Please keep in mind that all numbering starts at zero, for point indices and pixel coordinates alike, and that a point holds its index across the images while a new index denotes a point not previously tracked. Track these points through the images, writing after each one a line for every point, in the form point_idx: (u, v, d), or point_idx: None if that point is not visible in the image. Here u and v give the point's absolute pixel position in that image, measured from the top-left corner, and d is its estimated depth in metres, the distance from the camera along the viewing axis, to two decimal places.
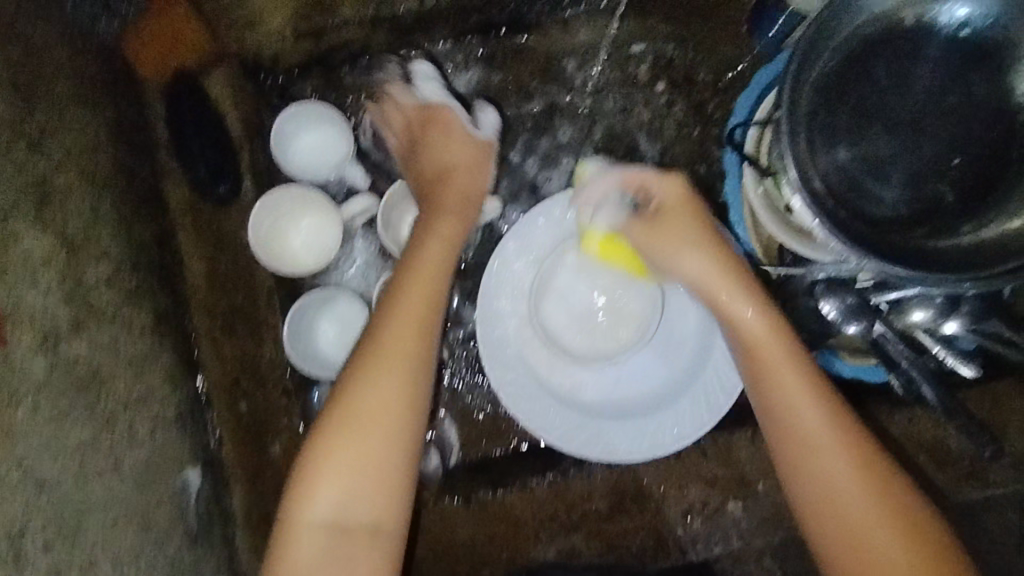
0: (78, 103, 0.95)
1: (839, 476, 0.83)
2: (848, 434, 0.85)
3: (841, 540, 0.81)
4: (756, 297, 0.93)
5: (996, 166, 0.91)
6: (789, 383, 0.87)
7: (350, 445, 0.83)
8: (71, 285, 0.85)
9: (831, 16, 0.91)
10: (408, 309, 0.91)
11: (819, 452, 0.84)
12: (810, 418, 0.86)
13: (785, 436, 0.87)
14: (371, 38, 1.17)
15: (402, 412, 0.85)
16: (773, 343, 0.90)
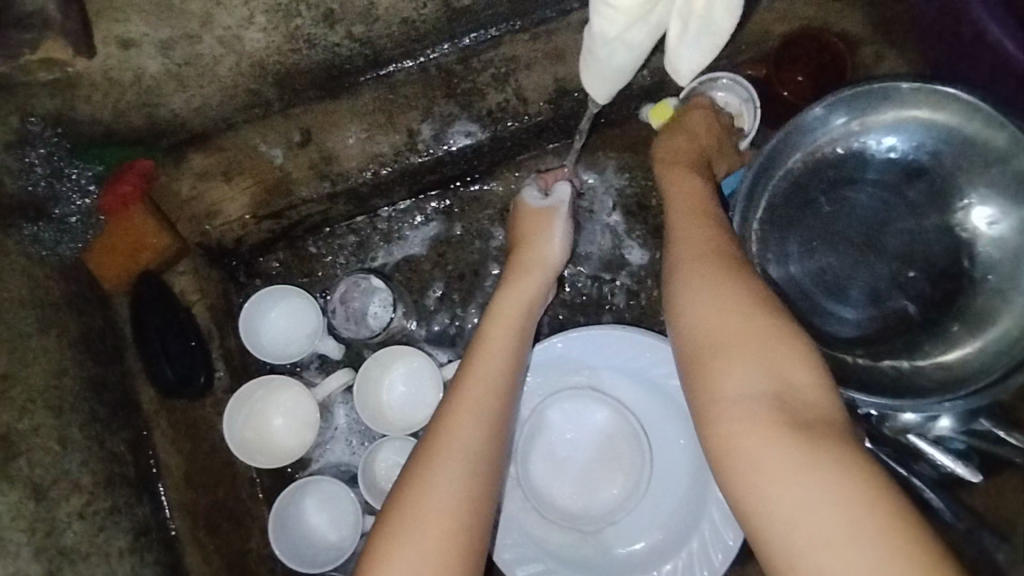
0: (39, 334, 0.94)
1: (766, 384, 0.70)
2: (779, 344, 0.72)
3: (773, 446, 0.65)
4: (726, 287, 0.77)
5: (952, 279, 0.92)
6: (740, 383, 0.71)
7: (434, 491, 0.76)
8: (41, 536, 0.83)
9: (770, 157, 0.96)
10: (464, 397, 0.85)
11: (745, 358, 0.72)
12: (732, 333, 0.74)
13: (709, 352, 0.74)
14: (330, 210, 1.21)
15: (459, 511, 0.76)
16: (704, 255, 0.82)
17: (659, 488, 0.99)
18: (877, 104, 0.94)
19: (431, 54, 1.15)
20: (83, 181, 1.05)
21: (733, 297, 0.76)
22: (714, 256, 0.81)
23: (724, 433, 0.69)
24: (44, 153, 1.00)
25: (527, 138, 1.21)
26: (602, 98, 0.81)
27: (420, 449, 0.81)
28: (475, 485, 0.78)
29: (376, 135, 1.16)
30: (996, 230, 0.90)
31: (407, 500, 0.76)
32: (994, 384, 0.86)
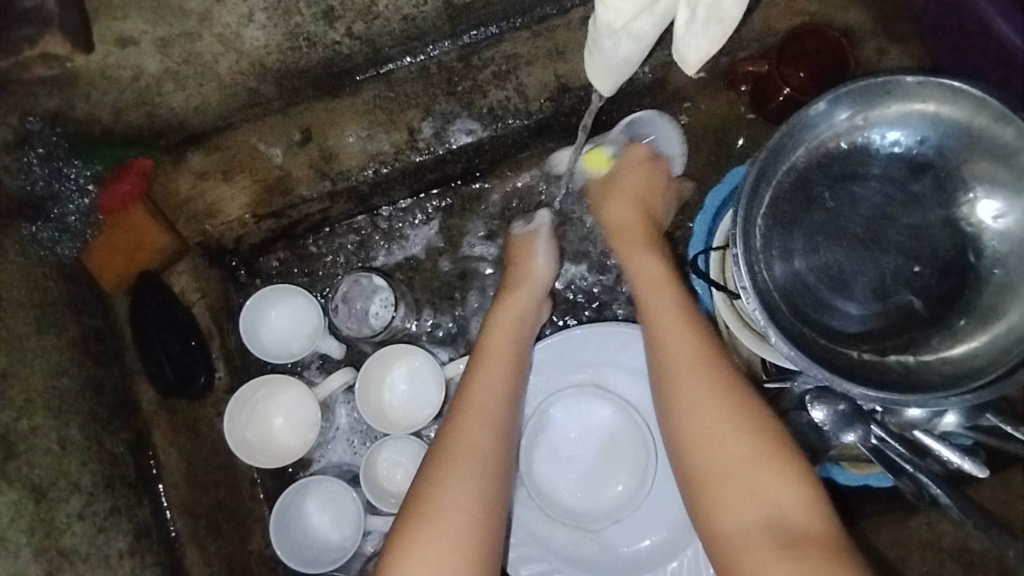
0: (39, 334, 0.94)
1: (762, 493, 0.81)
2: (768, 455, 0.83)
3: (775, 558, 0.77)
4: (713, 375, 0.89)
5: (957, 274, 0.92)
6: (733, 480, 0.83)
7: (453, 496, 0.82)
8: (41, 537, 0.82)
9: (773, 151, 0.95)
10: (479, 404, 0.90)
11: (739, 472, 0.83)
12: (727, 446, 0.84)
13: (705, 463, 0.85)
14: (331, 208, 1.20)
15: (476, 513, 0.82)
16: (695, 370, 0.90)
17: (664, 487, 0.99)
18: (880, 99, 0.92)
19: (431, 51, 1.15)
20: (80, 180, 1.04)
21: (727, 415, 0.86)
22: (710, 366, 0.90)
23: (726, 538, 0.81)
24: (42, 153, 0.99)
25: (528, 136, 1.20)
26: (608, 90, 0.83)
27: (436, 452, 0.87)
28: (491, 488, 0.85)
29: (376, 133, 1.15)
30: (1002, 223, 0.88)
31: (427, 505, 0.82)
32: (1000, 378, 0.85)
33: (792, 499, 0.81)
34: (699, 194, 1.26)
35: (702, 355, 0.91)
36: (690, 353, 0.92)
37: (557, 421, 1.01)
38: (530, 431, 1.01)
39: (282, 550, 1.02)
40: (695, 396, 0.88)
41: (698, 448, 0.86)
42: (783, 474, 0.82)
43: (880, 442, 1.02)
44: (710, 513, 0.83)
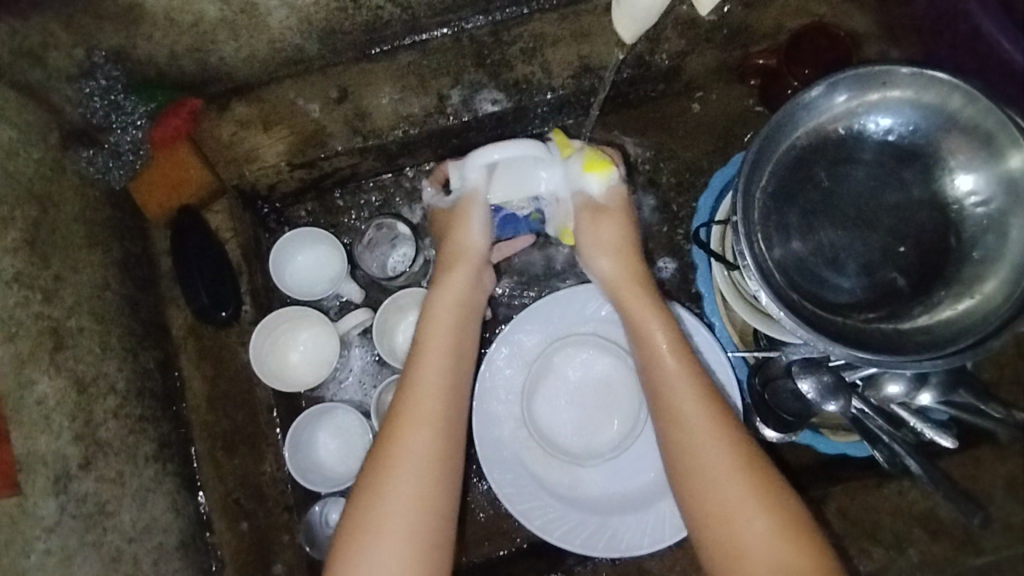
0: (88, 248, 1.02)
1: (745, 516, 0.81)
2: (756, 479, 0.83)
3: (760, 526, 0.80)
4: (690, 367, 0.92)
5: (939, 253, 0.99)
6: (712, 456, 0.85)
7: (393, 503, 0.83)
8: (80, 425, 0.90)
9: (774, 128, 1.01)
10: (422, 385, 0.91)
11: (724, 491, 0.83)
12: (725, 478, 0.83)
13: (693, 487, 0.85)
14: (359, 165, 1.25)
15: (420, 490, 0.84)
16: (689, 404, 0.89)
17: (651, 436, 1.09)
18: (876, 85, 0.99)
19: (465, 25, 1.22)
20: (135, 114, 1.11)
21: (721, 446, 0.85)
22: (702, 397, 0.90)
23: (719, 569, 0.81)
24: (104, 85, 1.07)
25: (549, 111, 1.27)
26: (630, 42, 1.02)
27: (372, 460, 0.87)
28: (436, 486, 0.85)
29: (408, 98, 1.20)
30: (983, 211, 0.96)
31: (369, 512, 0.83)
32: (971, 346, 0.93)
33: (775, 522, 0.80)
34: (704, 178, 1.34)
35: (696, 389, 0.90)
36: (687, 387, 0.91)
37: (559, 370, 1.10)
38: (533, 377, 1.10)
39: (293, 466, 1.10)
40: (691, 417, 0.88)
41: (688, 472, 0.86)
42: (770, 496, 0.82)
43: (861, 414, 1.09)
44: (702, 541, 0.83)
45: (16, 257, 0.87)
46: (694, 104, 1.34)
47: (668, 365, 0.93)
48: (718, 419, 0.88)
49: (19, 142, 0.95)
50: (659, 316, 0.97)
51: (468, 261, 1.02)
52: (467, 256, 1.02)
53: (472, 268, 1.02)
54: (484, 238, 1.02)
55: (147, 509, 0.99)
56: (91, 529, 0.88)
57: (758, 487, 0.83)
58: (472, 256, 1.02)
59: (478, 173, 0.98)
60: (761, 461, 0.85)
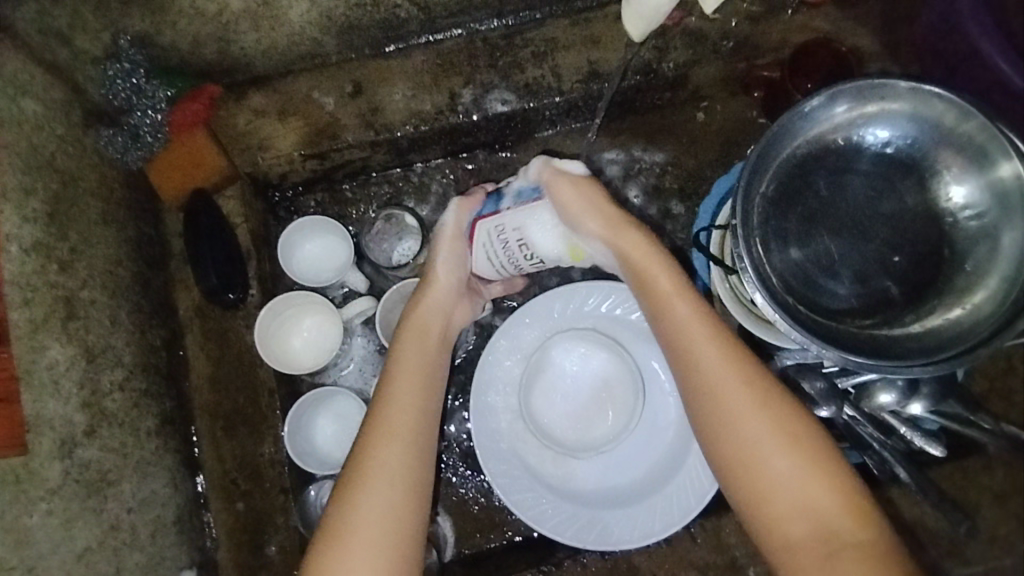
0: (104, 226, 1.05)
1: (770, 458, 0.78)
2: (780, 418, 0.80)
3: (789, 467, 0.78)
4: (697, 308, 0.88)
5: (932, 263, 1.02)
6: (735, 399, 0.81)
7: (361, 523, 0.80)
8: (87, 394, 0.94)
9: (774, 136, 1.04)
10: (393, 406, 0.88)
11: (749, 435, 0.80)
12: (750, 423, 0.80)
13: (717, 431, 0.82)
14: (370, 158, 1.27)
15: (394, 511, 0.82)
16: (700, 347, 0.85)
17: (644, 432, 1.12)
18: (874, 98, 1.02)
19: (478, 27, 1.25)
20: (156, 99, 1.13)
21: (739, 388, 0.81)
22: (713, 339, 0.85)
23: (750, 511, 0.79)
24: (126, 68, 1.10)
25: (558, 114, 1.30)
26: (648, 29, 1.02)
27: (344, 479, 0.84)
28: (406, 509, 0.82)
29: (421, 95, 1.22)
30: (976, 223, 0.99)
31: (338, 531, 0.80)
32: (962, 353, 0.95)
33: (801, 460, 0.78)
34: (706, 185, 1.36)
35: (706, 332, 0.85)
36: (698, 330, 0.86)
37: (557, 364, 1.13)
38: (531, 371, 1.13)
39: (291, 449, 1.11)
40: (709, 360, 0.84)
41: (711, 417, 0.82)
42: (795, 433, 0.79)
43: (852, 420, 1.10)
44: (729, 487, 0.81)
45: (36, 228, 0.91)
46: (699, 113, 1.37)
47: (678, 310, 0.88)
48: (730, 361, 0.83)
49: (45, 119, 0.99)
50: (661, 263, 0.92)
51: (434, 291, 1.01)
52: (435, 286, 1.01)
53: (440, 297, 1.01)
54: (450, 265, 1.03)
55: (147, 481, 1.02)
56: (92, 495, 0.91)
57: (783, 427, 0.80)
58: (442, 287, 1.01)
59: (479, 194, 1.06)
60: (783, 398, 0.81)
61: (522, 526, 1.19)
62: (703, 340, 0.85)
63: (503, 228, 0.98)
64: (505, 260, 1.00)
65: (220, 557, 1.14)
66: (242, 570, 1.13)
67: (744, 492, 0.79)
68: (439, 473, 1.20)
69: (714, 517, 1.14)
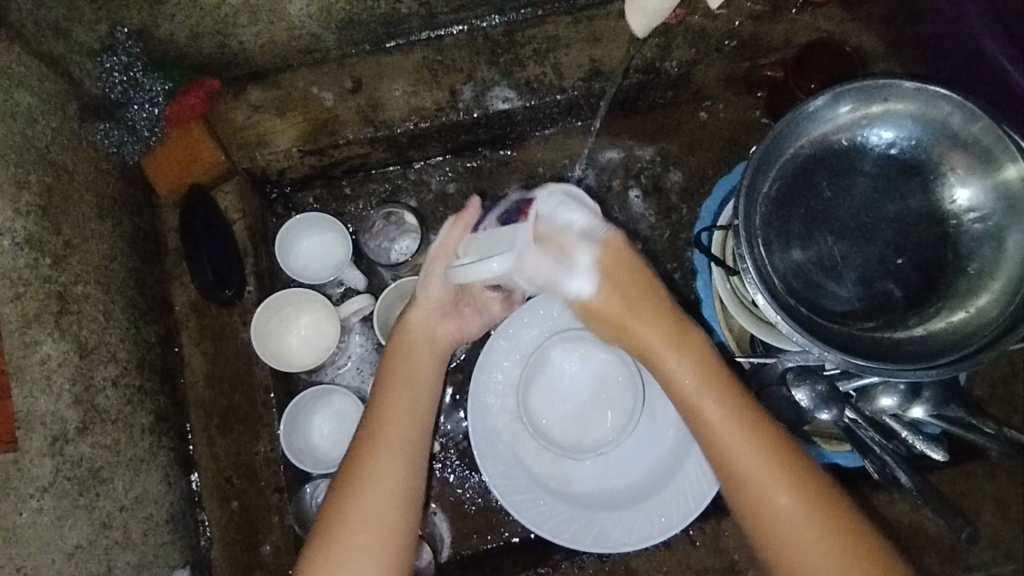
0: (99, 221, 1.04)
1: (821, 569, 0.78)
2: (828, 520, 0.79)
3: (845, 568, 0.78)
4: (732, 407, 0.83)
5: (935, 267, 1.00)
6: (785, 505, 0.79)
7: (349, 530, 0.82)
8: (80, 390, 0.93)
9: (776, 137, 1.02)
10: (387, 412, 0.89)
11: (802, 542, 0.78)
12: (805, 531, 0.79)
13: (769, 535, 0.80)
14: (369, 154, 1.25)
15: (381, 517, 0.83)
16: (740, 447, 0.82)
17: (643, 434, 1.11)
18: (879, 98, 1.01)
19: (480, 23, 1.23)
20: (153, 92, 1.13)
21: (787, 493, 0.80)
22: (754, 435, 0.82)
23: None
24: (124, 61, 1.09)
25: (560, 112, 1.28)
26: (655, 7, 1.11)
27: (341, 480, 0.86)
28: (394, 517, 0.84)
29: (421, 91, 1.21)
30: (981, 226, 0.98)
31: (331, 541, 0.82)
32: (964, 358, 0.94)
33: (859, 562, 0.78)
34: (708, 186, 1.34)
35: (734, 423, 0.82)
36: (726, 418, 0.83)
37: (558, 365, 1.12)
38: (529, 371, 1.12)
39: (288, 447, 1.10)
40: (747, 463, 0.81)
41: (759, 518, 0.81)
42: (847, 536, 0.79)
43: (854, 424, 1.04)
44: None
45: (29, 222, 0.90)
46: (701, 112, 1.35)
47: (710, 414, 0.83)
48: (776, 461, 0.81)
49: (40, 112, 0.97)
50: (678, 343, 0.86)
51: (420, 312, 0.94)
52: (424, 299, 0.93)
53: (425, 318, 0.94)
54: (437, 286, 0.92)
55: (140, 479, 1.01)
56: (84, 493, 0.90)
57: (833, 533, 0.79)
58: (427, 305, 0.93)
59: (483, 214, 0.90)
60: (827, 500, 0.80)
61: (520, 527, 1.18)
62: (744, 444, 0.81)
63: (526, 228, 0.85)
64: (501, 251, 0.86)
65: (213, 556, 1.12)
66: (237, 570, 1.12)
67: None
68: (436, 474, 1.19)
69: (714, 519, 1.13)
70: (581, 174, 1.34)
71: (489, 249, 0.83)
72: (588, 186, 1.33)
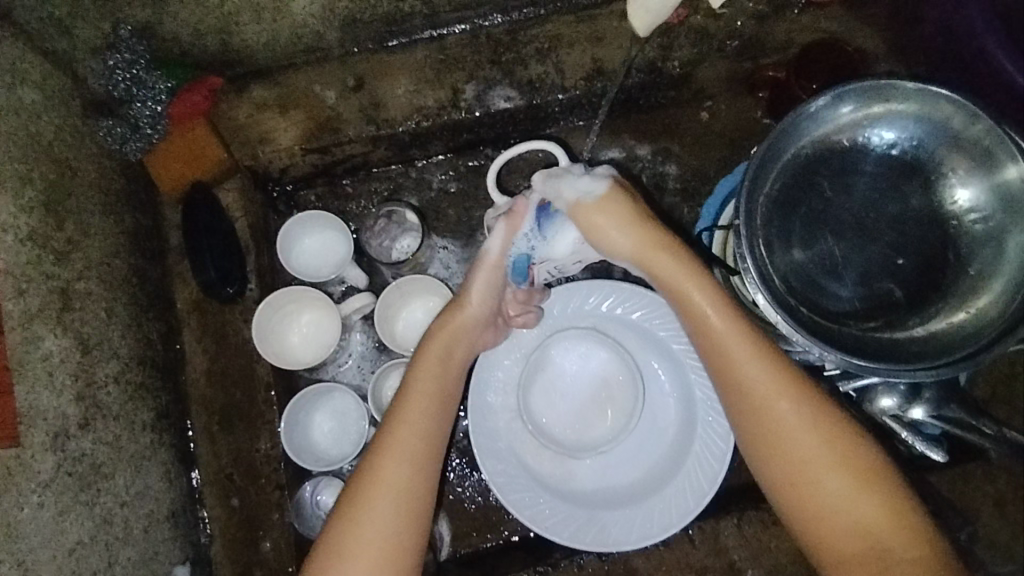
0: (102, 217, 1.04)
1: (824, 478, 0.82)
2: (834, 438, 0.83)
3: (842, 483, 0.82)
4: (746, 335, 0.87)
5: (936, 267, 1.01)
6: (795, 427, 0.83)
7: (364, 538, 0.83)
8: (82, 386, 0.93)
9: (778, 137, 1.02)
10: (409, 425, 0.89)
11: (806, 458, 0.83)
12: (806, 448, 0.83)
13: (773, 455, 0.84)
14: (371, 153, 1.26)
15: (396, 527, 0.85)
16: (756, 371, 0.86)
17: (643, 432, 1.12)
18: (881, 98, 1.01)
19: (482, 22, 1.22)
20: (155, 90, 1.10)
21: (799, 411, 0.84)
22: (770, 362, 0.86)
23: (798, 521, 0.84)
24: (127, 58, 1.07)
25: (561, 111, 1.28)
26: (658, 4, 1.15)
27: (351, 489, 0.87)
28: (408, 530, 0.85)
29: (423, 90, 1.21)
30: (981, 226, 0.98)
31: (344, 545, 0.83)
32: (964, 358, 0.94)
33: (855, 483, 0.82)
34: (709, 186, 1.34)
35: (749, 350, 0.86)
36: (741, 346, 0.87)
37: (560, 363, 1.13)
38: (531, 369, 1.12)
39: (289, 445, 1.10)
40: (758, 383, 0.85)
41: (763, 440, 0.85)
42: (850, 460, 0.83)
43: None
44: (779, 500, 0.85)
45: (31, 218, 0.90)
46: (703, 112, 1.35)
47: (729, 337, 0.87)
48: (786, 384, 0.85)
49: (42, 109, 0.98)
50: (695, 278, 0.89)
51: (464, 321, 0.96)
52: (467, 307, 0.96)
53: (468, 328, 0.97)
54: (486, 294, 0.96)
55: (141, 475, 1.01)
56: (86, 489, 0.90)
57: (834, 451, 0.83)
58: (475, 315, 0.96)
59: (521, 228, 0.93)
60: (834, 425, 0.84)
61: (520, 525, 1.18)
62: (759, 368, 0.85)
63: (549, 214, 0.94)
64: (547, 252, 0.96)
65: (213, 552, 1.13)
66: (237, 567, 1.13)
67: (798, 509, 0.83)
68: (437, 472, 1.19)
69: (713, 519, 1.13)
70: None
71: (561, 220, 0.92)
72: None
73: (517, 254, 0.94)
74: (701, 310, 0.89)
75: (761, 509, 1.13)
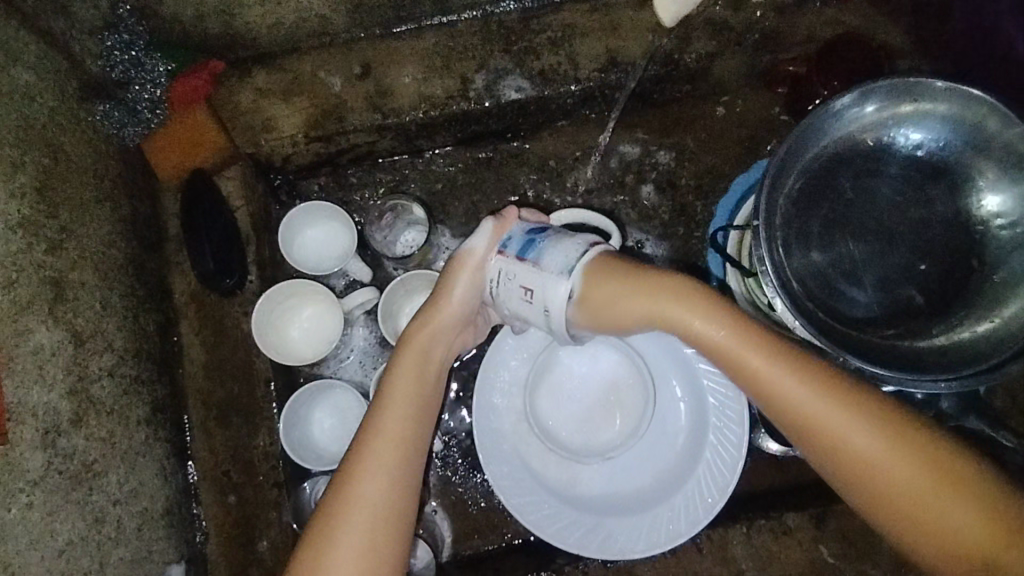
0: (97, 205, 1.01)
1: (930, 500, 0.70)
2: (935, 460, 0.70)
3: (949, 505, 0.69)
4: (793, 364, 0.75)
5: (961, 273, 0.97)
6: (872, 451, 0.71)
7: (334, 555, 0.78)
8: (74, 381, 0.90)
9: (802, 135, 0.98)
10: (389, 428, 0.86)
11: (899, 481, 0.70)
12: (898, 474, 0.70)
13: (859, 484, 0.72)
14: (377, 143, 1.22)
15: (368, 541, 0.80)
16: (808, 397, 0.74)
17: (652, 437, 1.09)
18: (909, 97, 0.97)
19: (494, 8, 1.18)
20: (155, 73, 1.08)
21: (875, 436, 0.71)
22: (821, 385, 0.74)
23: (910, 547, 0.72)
24: (126, 39, 1.05)
25: (574, 104, 1.24)
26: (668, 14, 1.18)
27: (324, 509, 0.82)
28: (381, 541, 0.80)
29: (432, 78, 1.17)
30: (1009, 232, 0.94)
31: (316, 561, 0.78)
32: (983, 372, 0.91)
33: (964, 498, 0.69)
34: (725, 183, 1.30)
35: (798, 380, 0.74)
36: (788, 378, 0.75)
37: (569, 365, 1.10)
38: (539, 370, 1.09)
39: (288, 442, 1.07)
40: (814, 411, 0.73)
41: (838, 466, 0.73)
42: (945, 471, 0.70)
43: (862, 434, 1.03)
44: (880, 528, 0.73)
45: (23, 205, 0.87)
46: (718, 108, 1.29)
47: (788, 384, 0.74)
48: (850, 406, 0.73)
49: (37, 91, 0.94)
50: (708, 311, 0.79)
51: (441, 316, 0.93)
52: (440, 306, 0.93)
53: (442, 325, 0.94)
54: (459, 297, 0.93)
55: (135, 473, 0.98)
56: (77, 487, 0.88)
57: (926, 465, 0.70)
58: (451, 312, 0.93)
59: (493, 264, 0.91)
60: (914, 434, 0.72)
61: (525, 528, 1.16)
62: (810, 395, 0.73)
63: (514, 275, 0.87)
64: (512, 305, 0.88)
65: (209, 550, 1.10)
66: (233, 565, 1.10)
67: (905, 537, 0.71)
68: (439, 472, 1.16)
69: (722, 527, 1.10)
70: (595, 168, 1.29)
71: (541, 284, 0.83)
72: (600, 179, 1.29)
73: (492, 281, 0.91)
74: (735, 351, 0.77)
75: (771, 518, 1.10)
